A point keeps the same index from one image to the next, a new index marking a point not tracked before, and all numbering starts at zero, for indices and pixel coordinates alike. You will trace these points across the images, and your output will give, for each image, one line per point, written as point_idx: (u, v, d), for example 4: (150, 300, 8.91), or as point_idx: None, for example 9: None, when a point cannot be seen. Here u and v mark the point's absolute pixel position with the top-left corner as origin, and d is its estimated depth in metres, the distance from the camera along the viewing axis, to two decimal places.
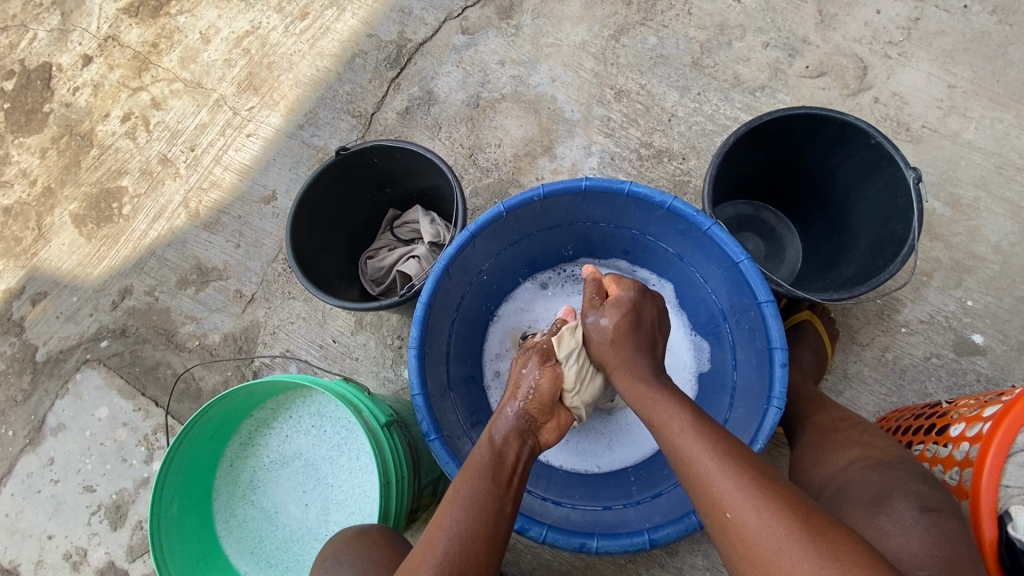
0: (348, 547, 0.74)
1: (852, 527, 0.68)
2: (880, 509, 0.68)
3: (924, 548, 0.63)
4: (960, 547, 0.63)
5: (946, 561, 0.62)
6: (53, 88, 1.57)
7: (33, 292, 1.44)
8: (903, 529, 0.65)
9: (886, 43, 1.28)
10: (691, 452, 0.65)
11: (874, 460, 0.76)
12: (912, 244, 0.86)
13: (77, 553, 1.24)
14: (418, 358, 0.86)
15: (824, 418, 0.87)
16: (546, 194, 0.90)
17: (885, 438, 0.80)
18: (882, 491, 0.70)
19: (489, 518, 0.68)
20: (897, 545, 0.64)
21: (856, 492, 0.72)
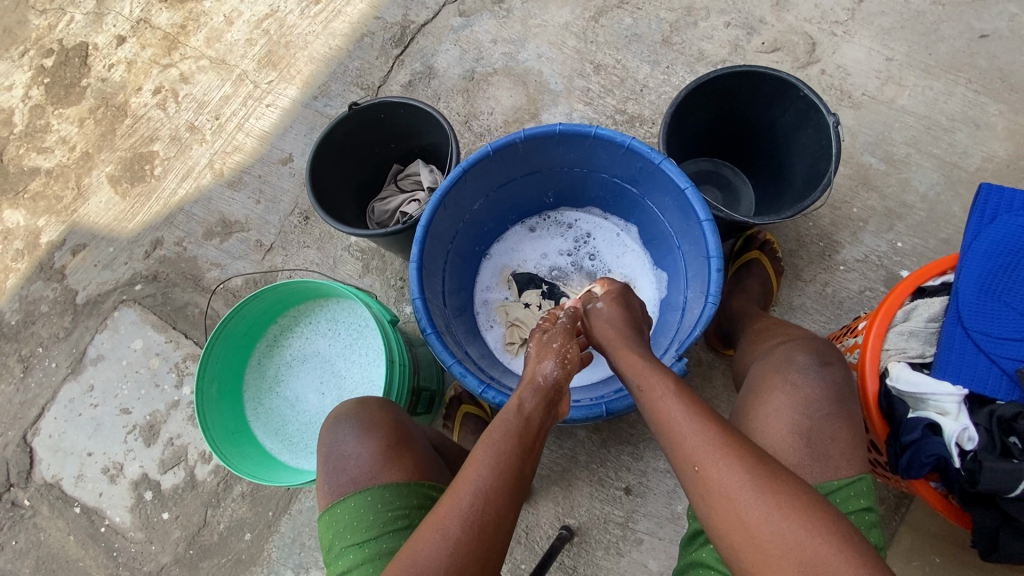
0: (348, 412, 0.93)
1: (769, 387, 0.83)
2: (789, 369, 0.84)
3: (823, 393, 0.80)
4: (844, 389, 0.81)
5: (837, 400, 0.80)
6: (90, 65, 1.74)
7: (73, 244, 1.61)
8: (808, 380, 0.81)
9: (832, 23, 1.45)
10: (679, 429, 0.74)
11: (786, 340, 0.93)
12: (829, 177, 1.01)
13: (114, 467, 1.39)
14: (418, 271, 1.02)
15: (762, 325, 1.06)
16: (527, 137, 1.06)
17: (801, 330, 0.97)
18: (790, 354, 0.86)
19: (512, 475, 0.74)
20: (808, 392, 0.80)
21: (772, 361, 0.88)
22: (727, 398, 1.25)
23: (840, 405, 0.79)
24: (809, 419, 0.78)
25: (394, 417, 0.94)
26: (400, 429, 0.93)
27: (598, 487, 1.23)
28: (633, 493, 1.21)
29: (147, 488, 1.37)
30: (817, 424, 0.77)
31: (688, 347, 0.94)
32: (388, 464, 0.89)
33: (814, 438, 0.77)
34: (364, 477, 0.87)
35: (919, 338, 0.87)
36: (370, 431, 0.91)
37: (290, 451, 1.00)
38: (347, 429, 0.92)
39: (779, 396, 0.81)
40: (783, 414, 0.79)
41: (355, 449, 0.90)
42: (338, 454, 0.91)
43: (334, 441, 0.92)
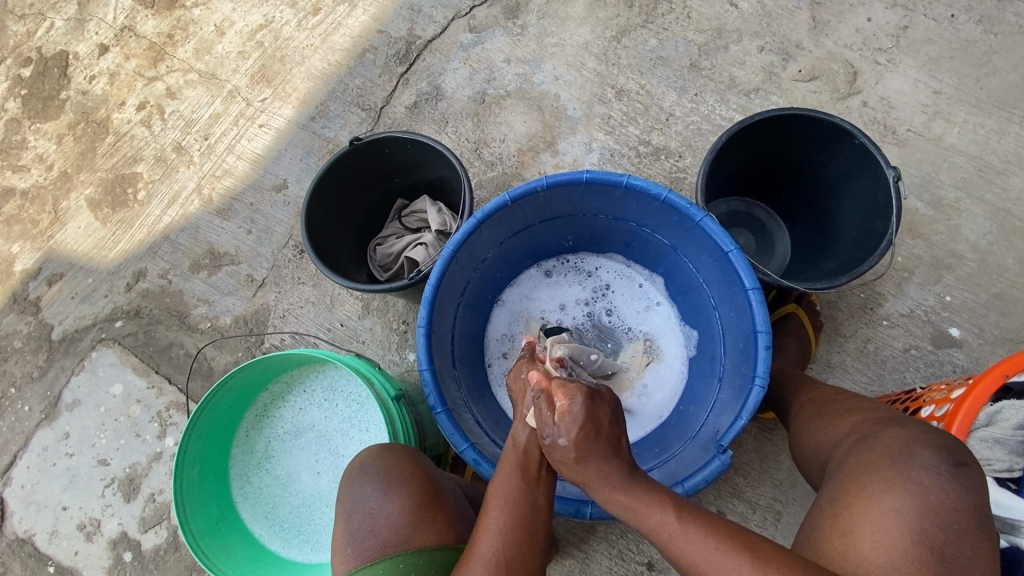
0: (374, 459, 0.84)
1: (886, 479, 0.68)
2: (914, 461, 0.68)
3: (960, 501, 0.65)
4: (983, 498, 0.66)
5: (972, 509, 0.65)
6: (70, 76, 1.61)
7: (49, 273, 1.48)
8: (940, 480, 0.66)
9: (875, 49, 1.33)
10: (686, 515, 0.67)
11: (886, 420, 0.78)
12: (890, 238, 0.94)
13: (91, 524, 1.30)
14: (426, 336, 0.91)
15: (820, 394, 0.95)
16: (550, 185, 0.95)
17: (874, 405, 0.85)
18: (911, 444, 0.70)
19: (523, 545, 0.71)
20: (936, 500, 0.65)
21: (883, 444, 0.72)
22: (759, 464, 1.15)
23: (981, 518, 0.65)
24: (944, 531, 0.63)
25: (425, 470, 0.84)
26: (432, 482, 0.83)
27: (618, 561, 1.13)
28: (656, 568, 1.12)
29: (127, 548, 1.28)
30: (952, 540, 0.63)
31: (733, 438, 0.87)
32: (422, 525, 0.78)
33: (949, 556, 0.62)
34: (394, 541, 0.76)
35: (1006, 449, 0.75)
36: (399, 488, 0.81)
37: (281, 538, 0.98)
38: (372, 483, 0.81)
39: (903, 495, 0.66)
40: (907, 519, 0.64)
41: (382, 507, 0.79)
42: (364, 512, 0.80)
43: (359, 494, 0.81)
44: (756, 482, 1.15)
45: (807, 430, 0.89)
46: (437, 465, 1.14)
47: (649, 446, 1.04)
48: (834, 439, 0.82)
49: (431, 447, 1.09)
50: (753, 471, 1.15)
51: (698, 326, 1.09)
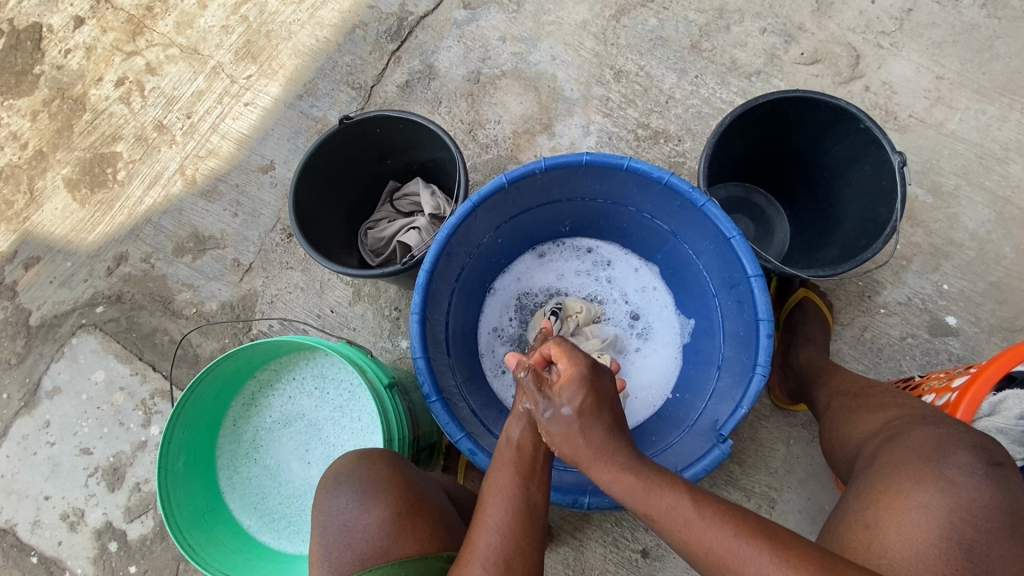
0: (351, 469, 0.81)
1: (917, 476, 0.67)
2: (947, 459, 0.67)
3: (992, 500, 0.64)
4: (1019, 499, 0.65)
5: (1004, 508, 0.63)
6: (44, 49, 1.53)
7: (26, 256, 1.43)
8: (973, 479, 0.65)
9: (878, 33, 1.31)
10: (683, 514, 0.62)
11: (919, 418, 0.77)
12: (894, 224, 0.92)
13: (74, 514, 1.27)
14: (420, 323, 0.89)
15: (851, 386, 0.95)
16: (548, 167, 0.92)
17: (909, 400, 0.84)
18: (944, 442, 0.69)
19: (527, 523, 0.68)
20: (968, 497, 0.64)
21: (915, 443, 0.72)
22: (754, 453, 1.15)
23: (1015, 517, 0.63)
24: (973, 529, 0.62)
25: (405, 478, 0.80)
26: (410, 488, 0.80)
27: (613, 548, 1.13)
28: (650, 556, 1.12)
29: (112, 538, 1.25)
30: (981, 538, 0.62)
31: (733, 427, 0.86)
32: (401, 534, 0.75)
33: (978, 552, 0.61)
34: (372, 554, 0.74)
35: (1008, 438, 0.74)
36: (379, 496, 0.78)
37: (270, 529, 0.96)
38: (349, 494, 0.78)
39: (934, 492, 0.65)
40: (937, 515, 0.64)
41: (359, 518, 0.77)
42: (340, 525, 0.77)
43: (334, 507, 0.78)
44: (751, 470, 1.14)
45: (837, 426, 0.89)
46: (430, 455, 1.12)
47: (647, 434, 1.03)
48: (864, 435, 0.82)
49: (425, 435, 1.07)
50: (749, 459, 1.15)
51: (695, 313, 1.07)
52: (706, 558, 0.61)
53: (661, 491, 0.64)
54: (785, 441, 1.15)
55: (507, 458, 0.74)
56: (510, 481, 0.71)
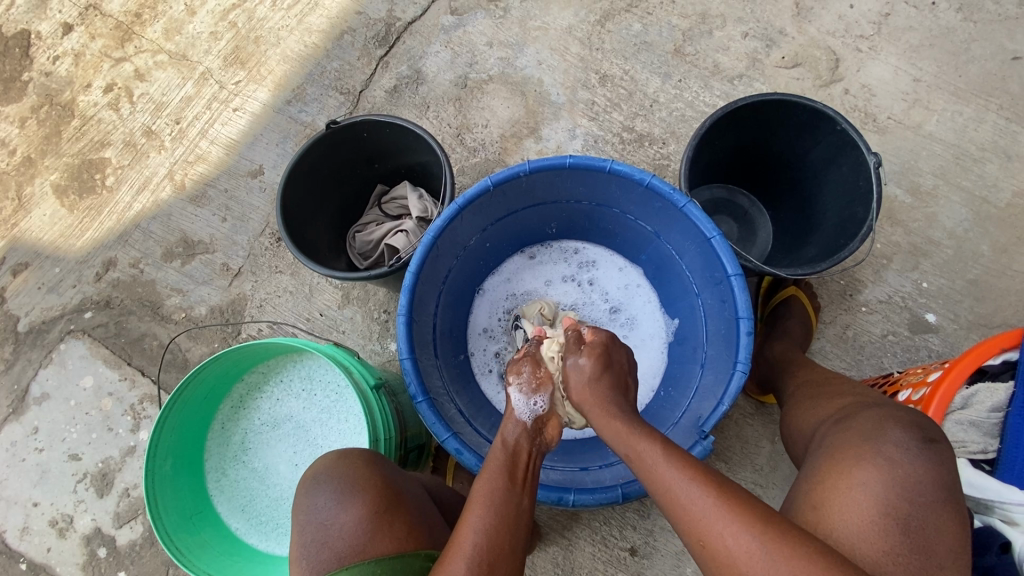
0: (328, 468, 0.82)
1: (857, 456, 0.70)
2: (883, 438, 0.70)
3: (926, 475, 0.66)
4: (953, 474, 0.68)
5: (937, 482, 0.66)
6: (32, 56, 1.53)
7: (14, 262, 1.43)
8: (908, 456, 0.68)
9: (857, 37, 1.33)
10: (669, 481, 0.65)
11: (866, 403, 0.79)
12: (870, 223, 0.95)
13: (63, 520, 1.27)
14: (407, 325, 0.90)
15: (816, 376, 0.97)
16: (532, 170, 0.94)
17: (862, 390, 0.86)
18: (882, 423, 0.72)
19: (513, 517, 0.70)
20: (904, 474, 0.66)
21: (858, 425, 0.74)
22: (740, 450, 1.16)
23: (948, 492, 0.66)
24: (910, 504, 0.65)
25: (382, 475, 0.81)
26: (389, 485, 0.81)
27: (601, 547, 1.14)
28: (638, 554, 1.13)
29: (101, 544, 1.25)
30: (919, 513, 0.64)
31: (715, 424, 0.87)
32: (379, 531, 0.76)
33: (915, 527, 0.64)
34: (349, 551, 0.74)
35: (981, 431, 0.77)
36: (354, 493, 0.79)
37: (257, 532, 0.96)
38: (326, 493, 0.79)
39: (873, 470, 0.67)
40: (875, 492, 0.66)
41: (336, 517, 0.77)
42: (317, 524, 0.78)
43: (312, 506, 0.79)
44: (736, 467, 1.16)
45: (793, 415, 0.90)
46: (418, 457, 1.13)
47: None
48: (817, 422, 0.84)
49: (413, 437, 1.07)
50: (734, 457, 1.16)
51: (679, 313, 1.09)
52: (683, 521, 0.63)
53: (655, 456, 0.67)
54: (770, 439, 1.16)
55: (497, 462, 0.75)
56: (501, 482, 0.72)
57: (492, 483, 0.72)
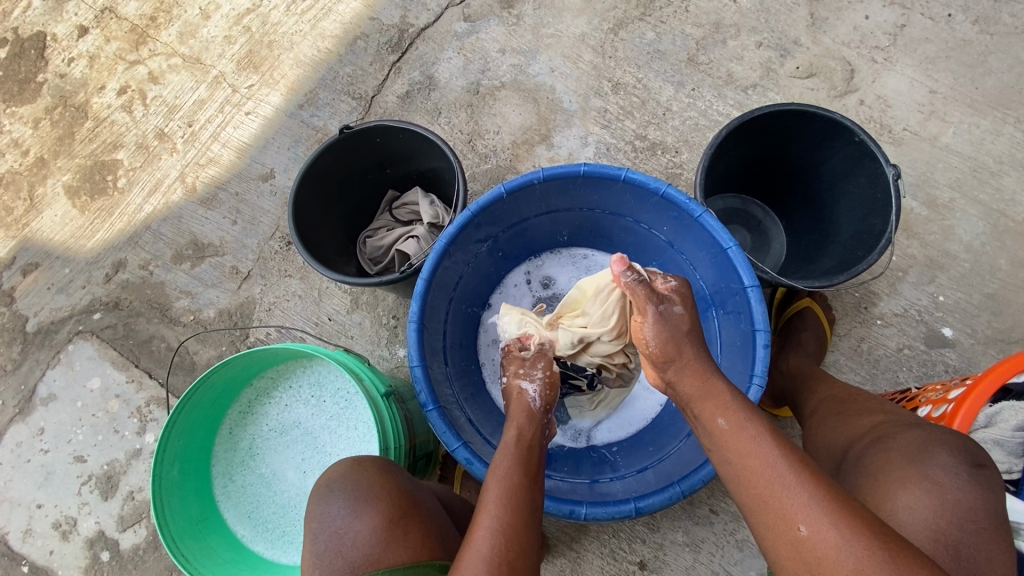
0: (344, 475, 0.80)
1: (902, 477, 0.69)
2: (930, 460, 0.69)
3: (974, 501, 0.66)
4: (997, 498, 0.67)
5: (988, 509, 0.66)
6: (47, 58, 1.54)
7: (24, 263, 1.43)
8: (956, 481, 0.67)
9: (873, 47, 1.33)
10: (756, 454, 0.64)
11: (903, 422, 0.78)
12: (888, 235, 0.93)
13: (67, 522, 1.26)
14: (418, 331, 0.89)
15: (839, 392, 0.94)
16: (546, 177, 0.93)
17: (894, 408, 0.84)
18: (926, 443, 0.71)
19: (530, 509, 0.70)
20: (952, 499, 0.66)
21: (898, 444, 0.73)
22: None
23: (998, 519, 0.66)
24: (959, 530, 0.64)
25: (395, 482, 0.80)
26: (405, 496, 0.80)
27: (610, 560, 1.12)
28: (648, 568, 1.11)
29: (104, 547, 1.24)
30: (968, 539, 0.64)
31: None
32: (393, 542, 0.74)
33: (965, 554, 0.64)
34: (363, 561, 0.73)
35: (1004, 450, 0.75)
36: (370, 503, 0.77)
37: (264, 539, 0.95)
38: (339, 501, 0.78)
39: (919, 494, 0.67)
40: (924, 516, 0.66)
41: (350, 526, 0.76)
42: (331, 531, 0.76)
43: (326, 513, 0.78)
44: None
45: (821, 428, 0.89)
46: (426, 465, 1.11)
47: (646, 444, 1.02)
48: (848, 438, 0.83)
49: (422, 445, 1.06)
50: None
51: None
52: (749, 487, 0.63)
53: (753, 436, 0.65)
54: None
55: (509, 461, 0.74)
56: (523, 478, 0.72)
57: (518, 474, 0.72)
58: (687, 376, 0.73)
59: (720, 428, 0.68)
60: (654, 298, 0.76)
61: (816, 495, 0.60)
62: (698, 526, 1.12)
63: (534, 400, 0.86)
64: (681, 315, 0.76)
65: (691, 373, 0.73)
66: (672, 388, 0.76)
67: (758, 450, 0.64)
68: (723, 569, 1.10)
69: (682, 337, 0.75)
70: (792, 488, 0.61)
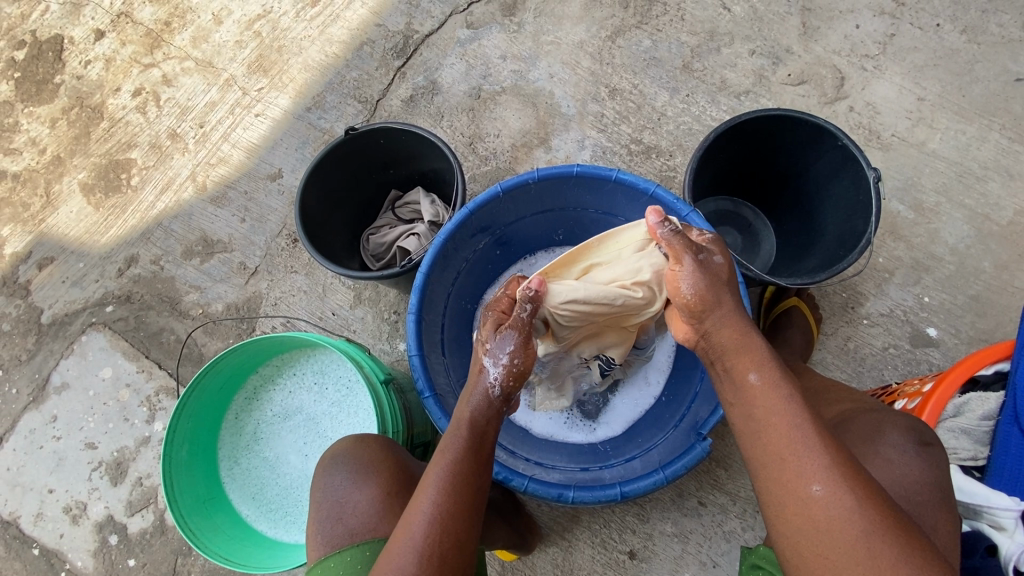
0: (347, 450, 0.84)
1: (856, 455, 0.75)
2: (880, 440, 0.75)
3: (922, 475, 0.71)
4: (944, 475, 0.72)
5: (935, 484, 0.70)
6: (65, 60, 1.60)
7: (40, 257, 1.48)
8: (904, 457, 0.72)
9: (862, 56, 1.37)
10: (787, 412, 0.66)
11: (864, 408, 0.83)
12: (869, 235, 0.97)
13: (77, 507, 1.31)
14: (416, 323, 0.93)
15: (815, 384, 0.98)
16: (541, 177, 0.98)
17: (862, 398, 0.88)
18: (880, 425, 0.77)
19: (469, 495, 0.70)
20: (900, 473, 0.71)
21: (856, 427, 0.79)
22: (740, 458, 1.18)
23: (944, 494, 0.70)
24: (906, 502, 0.69)
25: (397, 458, 0.84)
26: (404, 472, 0.84)
27: (601, 549, 1.15)
28: (637, 557, 1.14)
29: (113, 531, 1.28)
30: (914, 510, 0.69)
31: (713, 427, 0.89)
32: (390, 513, 0.79)
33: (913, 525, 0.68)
34: (362, 528, 0.78)
35: (972, 438, 0.79)
36: (370, 476, 0.82)
37: (267, 520, 0.99)
38: (343, 473, 0.82)
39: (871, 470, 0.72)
40: None
41: (351, 495, 0.81)
42: (332, 501, 0.81)
43: (328, 485, 0.82)
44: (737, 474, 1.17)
45: None
46: (424, 453, 1.15)
47: (635, 435, 1.06)
48: None
49: (419, 433, 1.10)
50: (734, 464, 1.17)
51: None
52: (770, 442, 0.65)
53: (785, 397, 0.67)
54: None
55: (456, 446, 0.73)
56: (462, 462, 0.71)
57: (465, 460, 0.72)
58: (724, 327, 0.74)
59: (752, 384, 0.70)
60: (693, 248, 0.78)
61: (834, 460, 0.62)
62: (687, 517, 1.15)
63: (494, 385, 0.76)
64: (721, 265, 0.78)
65: (729, 325, 0.74)
66: (705, 339, 0.76)
67: (787, 410, 0.66)
68: (710, 559, 1.13)
69: (722, 287, 0.77)
70: (812, 449, 0.63)
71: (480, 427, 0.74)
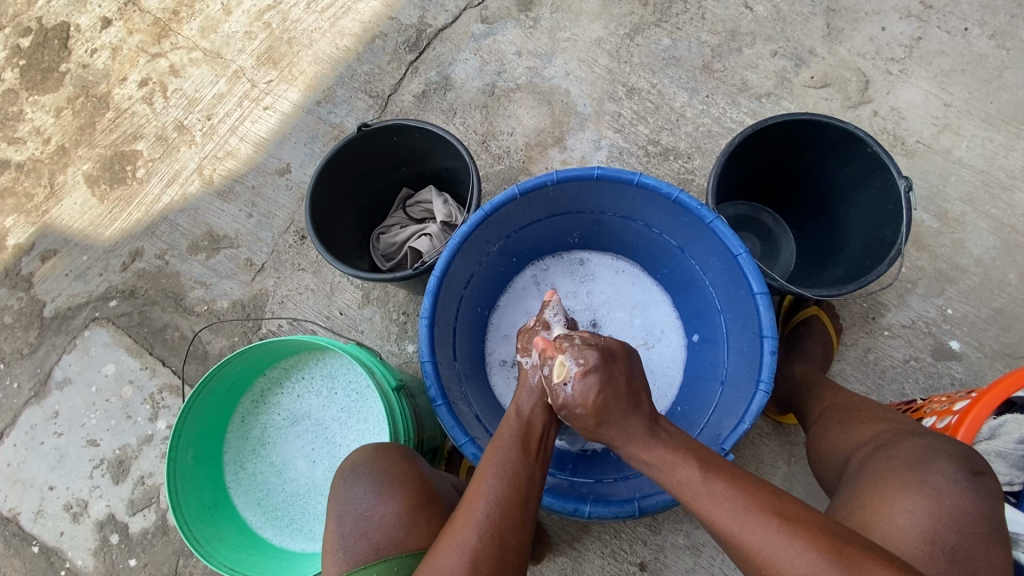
0: (367, 459, 0.82)
1: (901, 483, 0.72)
2: (930, 468, 0.72)
3: (971, 506, 0.69)
4: (995, 505, 0.70)
5: (985, 514, 0.68)
6: (71, 48, 1.57)
7: (43, 249, 1.46)
8: (954, 487, 0.70)
9: (888, 59, 1.33)
10: (696, 500, 0.67)
11: (905, 430, 0.81)
12: (898, 247, 0.95)
13: (78, 504, 1.29)
14: (429, 327, 0.90)
15: (844, 400, 0.95)
16: (560, 179, 0.94)
17: (898, 417, 0.86)
18: (929, 452, 0.74)
19: (523, 488, 0.71)
20: (950, 504, 0.69)
21: (899, 453, 0.76)
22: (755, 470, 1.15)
23: (993, 525, 0.68)
24: (956, 533, 0.67)
25: (422, 474, 0.82)
26: (428, 484, 0.82)
27: (611, 560, 1.13)
28: (648, 569, 1.12)
29: (114, 530, 1.26)
30: (965, 541, 0.67)
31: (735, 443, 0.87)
32: (415, 527, 0.77)
33: (960, 555, 0.66)
34: (388, 543, 0.75)
35: (1007, 462, 0.76)
36: (395, 488, 0.79)
37: (273, 526, 0.97)
38: (366, 484, 0.80)
39: (917, 498, 0.70)
40: (921, 520, 0.68)
41: (376, 509, 0.78)
42: (356, 515, 0.78)
43: (350, 496, 0.80)
44: None
45: (825, 437, 0.91)
46: (433, 459, 1.13)
47: None
48: (852, 446, 0.85)
49: (429, 439, 1.08)
50: None
51: (699, 332, 1.09)
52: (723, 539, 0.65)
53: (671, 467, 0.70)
54: (786, 459, 1.15)
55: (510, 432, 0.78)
56: (516, 455, 0.74)
57: (513, 456, 0.74)
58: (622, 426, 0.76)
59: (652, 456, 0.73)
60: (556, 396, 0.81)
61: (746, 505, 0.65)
62: (700, 529, 1.12)
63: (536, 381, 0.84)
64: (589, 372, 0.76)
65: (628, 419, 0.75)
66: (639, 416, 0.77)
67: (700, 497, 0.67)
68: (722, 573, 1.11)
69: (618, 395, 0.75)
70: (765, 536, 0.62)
71: (526, 418, 0.80)
